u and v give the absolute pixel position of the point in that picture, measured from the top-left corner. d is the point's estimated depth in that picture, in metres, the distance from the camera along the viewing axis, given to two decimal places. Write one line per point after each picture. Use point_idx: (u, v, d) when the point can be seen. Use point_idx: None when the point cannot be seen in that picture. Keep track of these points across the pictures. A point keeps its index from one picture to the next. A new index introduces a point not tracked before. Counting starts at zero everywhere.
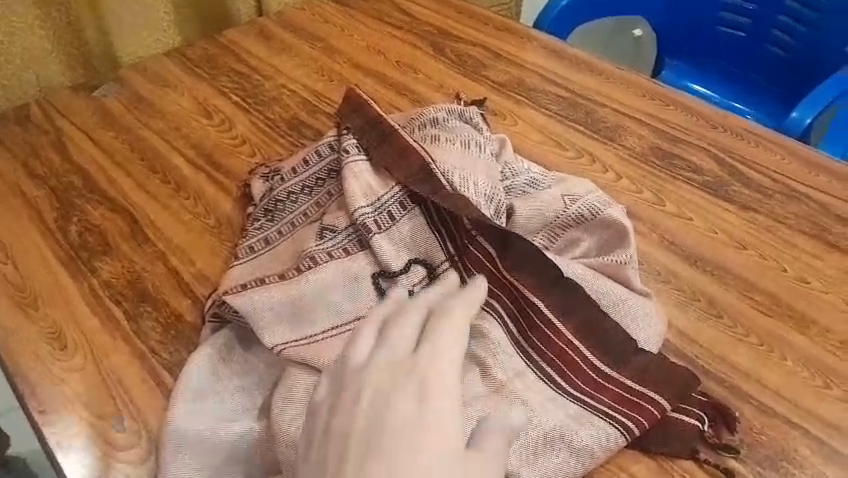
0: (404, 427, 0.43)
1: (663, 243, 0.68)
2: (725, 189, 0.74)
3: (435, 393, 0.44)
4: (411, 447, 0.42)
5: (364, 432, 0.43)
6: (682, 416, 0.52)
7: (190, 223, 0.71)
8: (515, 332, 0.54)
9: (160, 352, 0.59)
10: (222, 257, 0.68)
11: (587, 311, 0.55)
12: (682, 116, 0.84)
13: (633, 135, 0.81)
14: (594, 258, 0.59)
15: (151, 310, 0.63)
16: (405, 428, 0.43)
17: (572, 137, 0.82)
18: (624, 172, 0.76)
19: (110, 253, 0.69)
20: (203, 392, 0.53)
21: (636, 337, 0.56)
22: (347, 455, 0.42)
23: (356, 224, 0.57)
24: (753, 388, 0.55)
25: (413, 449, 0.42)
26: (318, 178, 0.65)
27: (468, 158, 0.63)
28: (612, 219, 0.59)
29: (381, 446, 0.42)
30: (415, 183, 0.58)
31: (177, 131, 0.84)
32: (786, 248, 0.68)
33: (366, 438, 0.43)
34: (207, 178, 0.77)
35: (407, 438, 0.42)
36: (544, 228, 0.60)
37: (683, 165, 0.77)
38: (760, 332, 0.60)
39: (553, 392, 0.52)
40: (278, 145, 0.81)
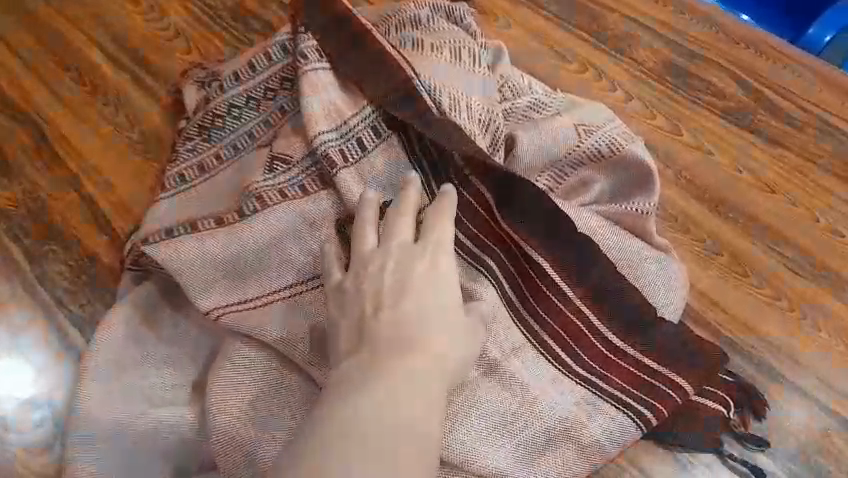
0: (428, 294, 0.36)
1: (680, 182, 0.58)
2: (750, 119, 0.64)
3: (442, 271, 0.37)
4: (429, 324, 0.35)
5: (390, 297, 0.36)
6: (705, 399, 0.44)
7: (109, 137, 0.58)
8: (510, 295, 0.45)
9: (69, 306, 0.48)
10: (149, 182, 0.55)
11: (601, 273, 0.45)
12: (695, 24, 0.71)
13: (645, 48, 0.69)
14: (609, 205, 0.49)
15: (58, 251, 0.51)
16: (424, 301, 0.35)
17: (576, 47, 0.69)
18: (635, 94, 0.65)
19: (8, 175, 0.55)
20: (120, 365, 0.42)
21: (655, 303, 0.46)
22: (376, 320, 0.35)
23: (317, 155, 0.45)
24: (784, 364, 0.48)
25: (438, 318, 0.35)
26: (268, 88, 0.51)
27: (458, 70, 0.50)
28: (635, 159, 0.48)
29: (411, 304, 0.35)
30: (394, 101, 0.46)
31: (92, 17, 0.68)
32: (819, 193, 0.58)
33: (387, 307, 0.35)
34: (131, 79, 0.63)
35: (435, 303, 0.36)
36: (550, 168, 0.49)
37: (703, 87, 0.66)
38: (790, 294, 0.52)
39: (556, 370, 0.43)
40: (220, 40, 0.66)
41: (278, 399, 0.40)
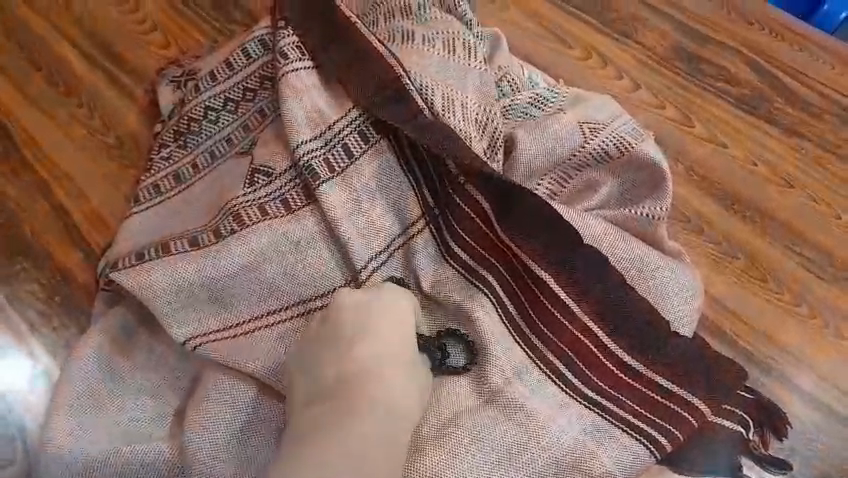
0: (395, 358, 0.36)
1: (692, 178, 0.55)
2: (765, 107, 0.60)
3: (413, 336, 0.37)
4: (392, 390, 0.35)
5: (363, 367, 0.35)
6: (725, 422, 0.41)
7: (82, 142, 0.54)
8: (511, 313, 0.42)
9: (43, 329, 0.45)
10: (124, 191, 0.51)
11: (609, 287, 0.41)
12: (703, 2, 0.67)
13: (653, 30, 0.65)
14: (616, 210, 0.46)
15: (29, 268, 0.48)
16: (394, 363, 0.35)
17: (579, 31, 0.65)
18: (643, 82, 0.61)
19: None
20: (95, 399, 0.39)
21: (669, 317, 0.43)
22: (348, 393, 0.34)
23: (300, 167, 0.42)
24: (805, 376, 0.45)
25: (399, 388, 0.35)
26: (246, 88, 0.47)
27: (454, 60, 0.47)
28: (646, 159, 0.45)
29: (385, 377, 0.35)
30: (382, 104, 0.42)
31: (63, 9, 0.64)
32: (841, 188, 0.55)
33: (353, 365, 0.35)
34: (105, 77, 0.59)
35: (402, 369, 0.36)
36: (552, 170, 0.46)
37: (715, 73, 0.62)
38: (811, 299, 0.48)
39: (563, 394, 0.40)
40: (199, 32, 0.62)
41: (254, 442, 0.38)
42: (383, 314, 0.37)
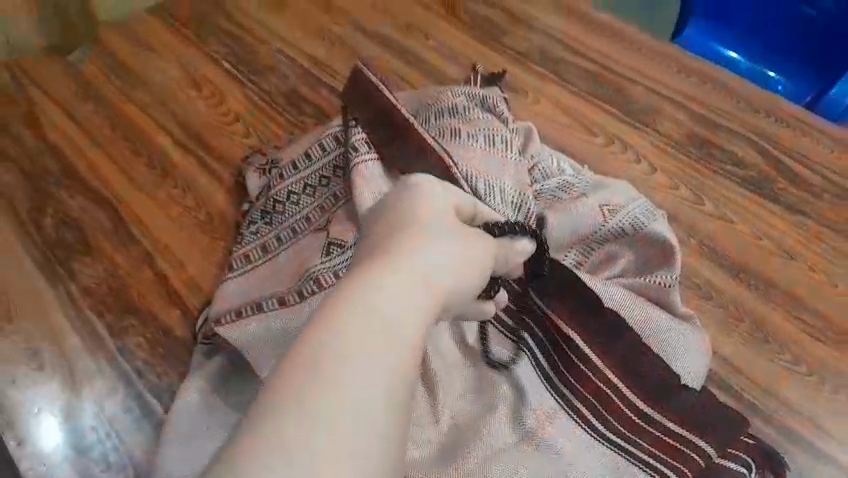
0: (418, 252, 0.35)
1: (703, 250, 0.62)
2: (770, 187, 0.67)
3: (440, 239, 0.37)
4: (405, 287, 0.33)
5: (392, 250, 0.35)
6: (730, 463, 0.47)
7: (179, 218, 0.65)
8: (544, 366, 0.50)
9: (148, 375, 0.54)
10: (216, 261, 0.61)
11: (625, 347, 0.49)
12: (713, 95, 0.76)
13: (668, 120, 0.74)
14: (633, 278, 0.53)
15: (136, 325, 0.57)
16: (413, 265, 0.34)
17: (602, 121, 0.74)
18: (659, 166, 0.69)
19: (91, 253, 0.62)
20: (196, 432, 0.47)
21: (680, 373, 0.49)
22: (376, 264, 0.33)
23: None
24: (806, 429, 0.51)
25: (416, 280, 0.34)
26: (322, 176, 0.58)
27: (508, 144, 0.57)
28: (657, 236, 0.53)
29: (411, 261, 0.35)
30: None
31: (162, 106, 0.76)
32: (839, 260, 0.61)
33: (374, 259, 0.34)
34: (197, 163, 0.70)
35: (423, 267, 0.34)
36: (577, 244, 0.54)
37: (724, 156, 0.70)
38: (811, 360, 0.55)
39: (589, 436, 0.47)
40: (275, 125, 0.74)
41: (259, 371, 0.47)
42: (427, 205, 0.38)
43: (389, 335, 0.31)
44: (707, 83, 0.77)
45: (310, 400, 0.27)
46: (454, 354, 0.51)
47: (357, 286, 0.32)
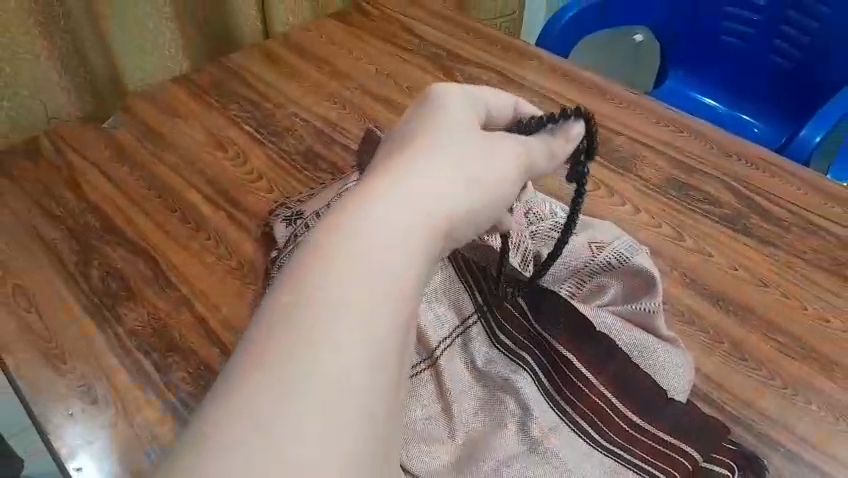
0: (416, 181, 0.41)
1: (685, 280, 0.69)
2: (743, 223, 0.75)
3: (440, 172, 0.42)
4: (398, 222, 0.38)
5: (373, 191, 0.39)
6: (715, 466, 0.53)
7: (212, 266, 0.72)
8: (546, 385, 0.56)
9: (191, 405, 0.60)
10: (248, 302, 0.68)
11: (618, 365, 0.56)
12: (689, 142, 0.85)
13: (649, 165, 0.82)
14: (621, 306, 0.60)
15: (179, 361, 0.63)
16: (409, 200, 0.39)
17: (590, 168, 0.82)
18: (642, 207, 0.77)
19: (134, 299, 0.69)
20: None
21: (666, 387, 0.57)
22: (365, 201, 0.38)
23: None
24: (780, 434, 0.57)
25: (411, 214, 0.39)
26: None
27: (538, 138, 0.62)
28: (640, 268, 0.60)
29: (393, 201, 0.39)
30: None
31: (191, 166, 0.84)
32: (807, 285, 0.68)
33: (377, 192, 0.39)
34: (225, 216, 0.77)
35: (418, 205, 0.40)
36: (570, 277, 0.62)
37: (700, 197, 0.78)
38: (784, 374, 0.61)
39: (588, 445, 0.53)
40: (295, 179, 0.81)
41: None
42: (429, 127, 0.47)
43: (370, 270, 0.35)
44: (683, 131, 0.86)
45: (299, 334, 0.32)
46: (464, 377, 0.57)
47: (344, 228, 0.37)
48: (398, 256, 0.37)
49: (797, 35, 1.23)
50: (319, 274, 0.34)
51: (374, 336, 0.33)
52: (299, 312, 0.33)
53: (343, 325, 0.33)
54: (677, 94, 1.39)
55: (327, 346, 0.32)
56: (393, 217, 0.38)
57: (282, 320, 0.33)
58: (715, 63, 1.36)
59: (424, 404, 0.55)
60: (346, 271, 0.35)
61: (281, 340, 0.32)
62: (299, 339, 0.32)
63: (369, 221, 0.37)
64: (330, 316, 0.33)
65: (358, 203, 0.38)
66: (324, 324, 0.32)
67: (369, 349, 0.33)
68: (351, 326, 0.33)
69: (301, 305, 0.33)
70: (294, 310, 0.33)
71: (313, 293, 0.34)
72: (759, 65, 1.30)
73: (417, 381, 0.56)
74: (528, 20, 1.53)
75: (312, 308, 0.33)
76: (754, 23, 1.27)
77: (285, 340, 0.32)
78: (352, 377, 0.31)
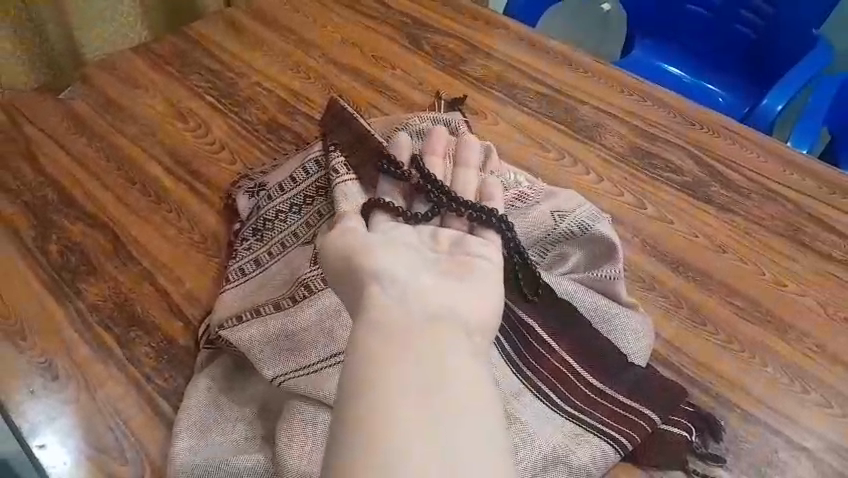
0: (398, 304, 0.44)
1: (646, 248, 0.70)
2: (704, 191, 0.76)
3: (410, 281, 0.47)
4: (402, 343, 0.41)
5: (359, 336, 0.42)
6: (672, 427, 0.55)
7: (175, 239, 0.71)
8: (510, 353, 0.56)
9: (156, 379, 0.60)
10: (211, 276, 0.68)
11: (578, 330, 0.57)
12: (655, 111, 0.85)
13: (614, 134, 0.82)
14: (583, 273, 0.61)
15: (143, 336, 0.63)
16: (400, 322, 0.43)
17: (556, 138, 0.82)
18: (606, 176, 0.78)
19: (95, 274, 0.68)
20: (204, 425, 0.54)
21: (626, 352, 0.58)
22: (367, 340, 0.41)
23: None
24: (737, 395, 0.59)
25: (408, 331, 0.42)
26: (307, 196, 0.65)
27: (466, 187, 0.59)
28: (601, 235, 0.60)
29: (382, 333, 0.42)
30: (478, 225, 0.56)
31: (152, 138, 0.82)
32: (764, 250, 0.70)
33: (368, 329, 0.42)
34: (188, 188, 0.76)
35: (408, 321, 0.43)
36: (534, 245, 0.62)
37: (663, 165, 0.79)
38: (741, 338, 0.63)
39: (550, 410, 0.54)
40: (259, 151, 0.80)
41: (328, 319, 0.54)
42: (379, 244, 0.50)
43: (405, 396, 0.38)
44: (645, 100, 0.87)
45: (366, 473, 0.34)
46: None
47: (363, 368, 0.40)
48: (409, 367, 0.40)
49: (761, 4, 1.24)
50: (352, 423, 0.37)
51: (433, 435, 0.36)
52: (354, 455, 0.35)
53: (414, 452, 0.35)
54: (643, 64, 1.39)
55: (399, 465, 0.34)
56: (391, 345, 0.41)
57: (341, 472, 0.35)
58: (683, 33, 1.36)
59: None
60: (374, 402, 0.37)
61: None
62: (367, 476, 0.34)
63: (374, 357, 0.40)
64: (384, 444, 0.35)
65: (358, 354, 0.41)
66: (384, 451, 0.35)
67: (435, 451, 0.36)
68: (408, 439, 0.36)
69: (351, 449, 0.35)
70: (349, 456, 0.35)
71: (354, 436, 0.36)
72: (724, 34, 1.31)
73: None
74: None
75: (363, 444, 0.35)
76: None
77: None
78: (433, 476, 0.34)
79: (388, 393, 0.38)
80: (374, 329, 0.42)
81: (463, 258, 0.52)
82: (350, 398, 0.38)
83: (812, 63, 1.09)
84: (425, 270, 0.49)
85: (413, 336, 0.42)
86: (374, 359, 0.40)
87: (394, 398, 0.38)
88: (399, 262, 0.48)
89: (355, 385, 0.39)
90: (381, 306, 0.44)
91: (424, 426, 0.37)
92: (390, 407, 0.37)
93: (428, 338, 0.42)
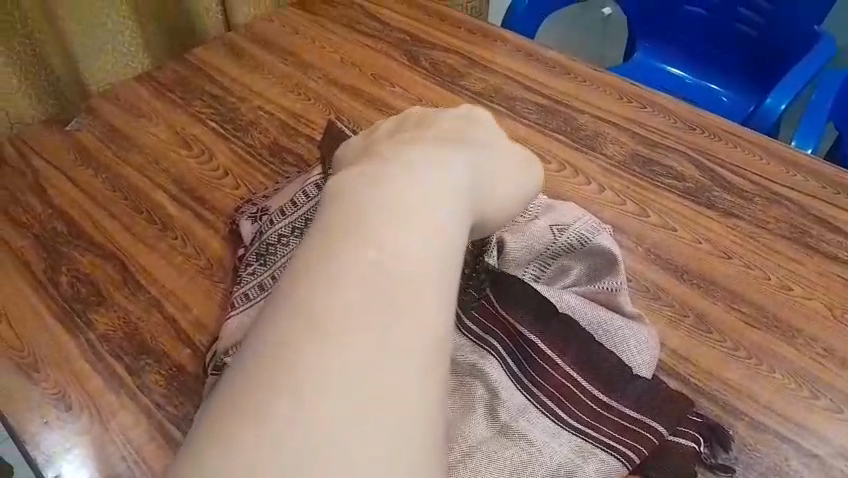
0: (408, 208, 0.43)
1: (650, 256, 0.70)
2: (707, 196, 0.76)
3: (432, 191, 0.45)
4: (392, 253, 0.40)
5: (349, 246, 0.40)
6: (679, 439, 0.55)
7: (182, 266, 0.72)
8: (514, 369, 0.57)
9: (165, 406, 0.61)
10: (217, 302, 0.69)
11: (582, 344, 0.57)
12: (655, 116, 0.85)
13: (614, 143, 0.82)
14: (585, 287, 0.61)
15: (152, 364, 0.64)
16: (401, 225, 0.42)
17: (555, 148, 0.82)
18: (607, 185, 0.78)
19: (104, 304, 0.69)
20: None
21: (630, 364, 0.57)
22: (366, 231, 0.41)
23: None
24: (746, 404, 0.59)
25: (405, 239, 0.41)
26: (308, 219, 0.65)
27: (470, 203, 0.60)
28: (602, 248, 0.61)
29: (370, 261, 0.39)
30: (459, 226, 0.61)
31: (157, 166, 0.83)
32: (769, 254, 0.70)
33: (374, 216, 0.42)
34: (193, 215, 0.77)
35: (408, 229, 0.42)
36: (535, 260, 0.62)
37: (664, 172, 0.79)
38: (749, 345, 0.62)
39: (556, 426, 0.54)
40: (262, 175, 0.81)
41: None
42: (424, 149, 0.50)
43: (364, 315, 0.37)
44: (645, 106, 0.87)
45: (284, 420, 0.32)
46: None
47: (344, 261, 0.39)
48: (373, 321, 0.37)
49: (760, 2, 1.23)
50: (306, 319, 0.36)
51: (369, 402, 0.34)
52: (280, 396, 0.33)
53: (343, 381, 0.34)
54: (644, 68, 1.39)
55: (324, 426, 0.32)
56: (367, 289, 0.38)
57: (250, 404, 0.33)
58: (683, 34, 1.36)
59: None
60: (332, 343, 0.35)
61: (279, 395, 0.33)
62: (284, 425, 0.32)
63: (344, 295, 0.38)
64: (320, 396, 0.33)
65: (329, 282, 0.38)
66: (318, 401, 0.33)
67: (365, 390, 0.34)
68: (344, 398, 0.34)
69: (280, 384, 0.33)
70: (271, 384, 0.33)
71: (288, 374, 0.34)
72: (724, 34, 1.31)
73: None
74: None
75: (296, 390, 0.33)
76: None
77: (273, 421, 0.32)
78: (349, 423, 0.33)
79: (341, 341, 0.36)
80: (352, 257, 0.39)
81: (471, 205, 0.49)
82: (300, 331, 0.36)
83: (813, 59, 1.08)
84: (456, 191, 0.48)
85: (402, 277, 0.40)
86: (341, 300, 0.37)
87: (354, 350, 0.36)
88: (419, 182, 0.46)
89: (310, 317, 0.36)
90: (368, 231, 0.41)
91: (376, 390, 0.35)
92: (339, 362, 0.35)
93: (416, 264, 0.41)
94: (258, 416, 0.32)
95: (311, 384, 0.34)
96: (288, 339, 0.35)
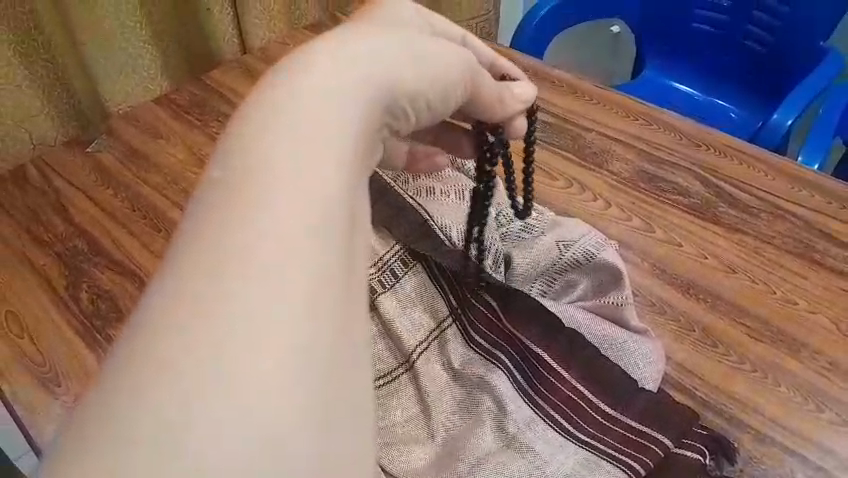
0: (318, 94, 0.34)
1: (655, 271, 0.71)
2: (713, 212, 0.77)
3: (349, 72, 0.36)
4: (298, 154, 0.31)
5: (242, 154, 0.31)
6: (684, 451, 0.56)
7: None
8: (521, 382, 0.58)
9: None
10: None
11: (588, 359, 0.58)
12: (662, 134, 0.87)
13: (620, 160, 0.84)
14: (591, 301, 0.63)
15: None
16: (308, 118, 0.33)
17: (562, 166, 0.84)
18: (614, 201, 0.79)
19: (123, 320, 0.71)
20: None
21: (636, 377, 0.59)
22: (262, 132, 0.32)
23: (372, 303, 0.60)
24: (750, 416, 0.59)
25: (314, 131, 0.32)
26: None
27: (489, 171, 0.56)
28: (608, 264, 0.62)
29: (268, 164, 0.30)
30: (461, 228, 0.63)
31: (175, 186, 0.86)
32: (775, 269, 0.70)
33: (275, 115, 0.32)
34: None
35: (319, 120, 0.33)
36: (541, 276, 0.64)
37: (670, 188, 0.80)
38: (754, 358, 0.63)
39: (563, 438, 0.55)
40: None
41: None
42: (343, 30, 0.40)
43: (261, 230, 0.28)
44: (653, 124, 0.88)
45: (194, 368, 0.24)
46: (442, 378, 0.58)
47: (237, 175, 0.30)
48: (300, 232, 0.28)
49: (767, 19, 1.24)
50: (187, 251, 0.28)
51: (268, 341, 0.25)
52: (181, 341, 0.25)
53: (231, 320, 0.25)
54: (650, 84, 1.41)
55: (241, 373, 0.24)
56: (291, 193, 0.29)
57: (149, 355, 0.24)
58: (692, 51, 1.37)
59: (404, 406, 0.57)
60: (212, 276, 0.26)
61: (148, 355, 0.24)
62: (188, 380, 0.24)
63: (264, 205, 0.29)
64: (232, 334, 0.25)
65: (243, 190, 0.29)
66: (198, 351, 0.24)
67: (257, 326, 0.25)
68: (229, 343, 0.25)
69: (147, 341, 0.25)
70: (136, 343, 0.25)
71: (191, 310, 0.25)
72: (733, 50, 1.32)
73: (395, 385, 0.58)
74: (503, 19, 1.59)
75: (202, 331, 0.25)
76: (727, 9, 1.29)
77: (139, 393, 0.23)
78: (241, 376, 0.24)
79: (225, 271, 0.27)
80: (268, 158, 0.30)
81: (412, 83, 0.40)
82: (204, 259, 0.27)
83: (822, 73, 1.09)
84: (384, 66, 0.38)
85: (313, 174, 0.30)
86: (257, 209, 0.29)
87: (245, 277, 0.27)
88: (332, 62, 0.36)
89: (220, 233, 0.28)
90: (286, 124, 0.32)
91: (274, 324, 0.26)
92: (256, 289, 0.26)
93: (328, 156, 0.32)
94: (121, 386, 0.24)
95: (221, 319, 0.25)
96: (190, 266, 0.27)
